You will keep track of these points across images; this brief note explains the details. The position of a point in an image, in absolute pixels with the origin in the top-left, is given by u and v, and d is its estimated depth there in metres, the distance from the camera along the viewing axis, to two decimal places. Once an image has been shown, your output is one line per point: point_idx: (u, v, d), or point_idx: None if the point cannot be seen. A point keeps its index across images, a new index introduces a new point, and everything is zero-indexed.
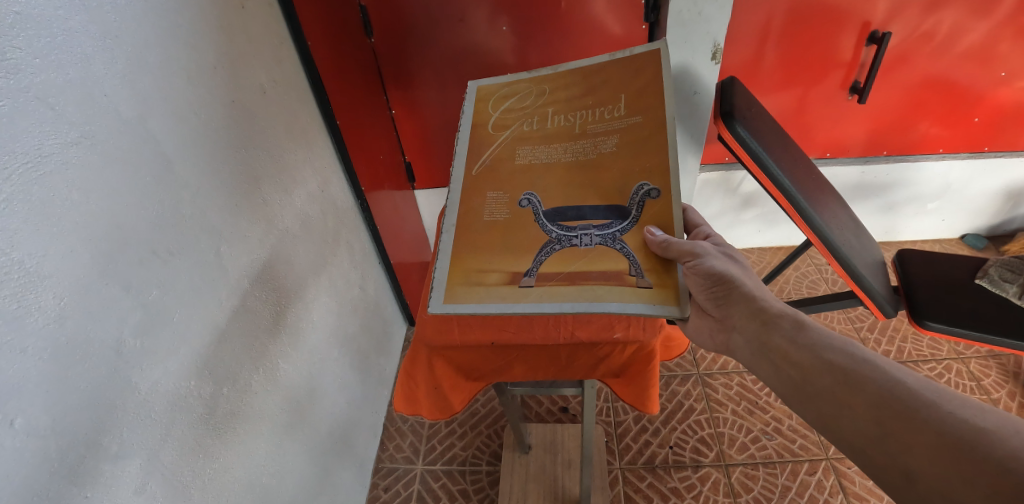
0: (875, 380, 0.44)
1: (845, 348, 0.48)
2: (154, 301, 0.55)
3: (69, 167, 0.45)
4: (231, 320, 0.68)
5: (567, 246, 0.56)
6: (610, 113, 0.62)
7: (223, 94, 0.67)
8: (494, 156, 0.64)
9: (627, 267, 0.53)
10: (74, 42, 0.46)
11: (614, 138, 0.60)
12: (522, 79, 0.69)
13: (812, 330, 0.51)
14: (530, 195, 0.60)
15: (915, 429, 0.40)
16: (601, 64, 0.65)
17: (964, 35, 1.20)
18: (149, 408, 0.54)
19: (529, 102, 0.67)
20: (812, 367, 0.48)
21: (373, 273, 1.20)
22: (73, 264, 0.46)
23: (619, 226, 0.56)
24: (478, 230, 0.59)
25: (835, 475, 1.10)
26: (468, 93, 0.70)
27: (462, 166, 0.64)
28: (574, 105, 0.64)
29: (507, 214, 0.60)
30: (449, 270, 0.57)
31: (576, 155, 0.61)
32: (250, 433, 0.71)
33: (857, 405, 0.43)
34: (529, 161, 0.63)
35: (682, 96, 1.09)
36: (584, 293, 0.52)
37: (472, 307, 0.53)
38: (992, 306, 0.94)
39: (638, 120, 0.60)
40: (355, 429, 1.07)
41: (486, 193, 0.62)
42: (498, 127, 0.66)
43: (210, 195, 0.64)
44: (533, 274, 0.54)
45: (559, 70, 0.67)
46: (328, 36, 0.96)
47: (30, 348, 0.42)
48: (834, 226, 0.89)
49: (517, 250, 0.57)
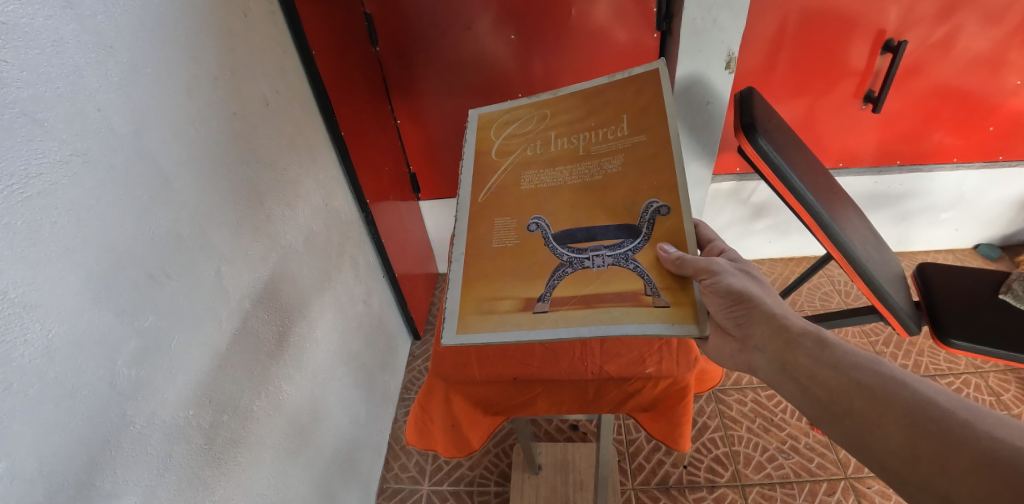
0: (906, 399, 0.41)
1: (872, 367, 0.44)
2: (151, 328, 0.52)
3: (58, 188, 0.42)
4: (232, 344, 0.64)
5: (579, 268, 0.53)
6: (613, 134, 0.59)
7: (223, 106, 0.64)
8: (500, 182, 0.61)
9: (643, 287, 0.50)
10: (64, 54, 0.43)
11: (620, 157, 0.57)
12: (523, 105, 0.67)
13: (836, 346, 0.47)
14: (538, 218, 0.57)
15: (952, 451, 0.37)
16: (601, 86, 0.62)
17: (979, 43, 1.18)
18: (145, 442, 0.51)
19: (530, 128, 0.64)
20: (840, 388, 0.44)
21: (377, 287, 1.16)
22: (63, 292, 0.43)
23: (630, 245, 0.53)
24: (488, 257, 0.57)
25: (854, 495, 1.06)
26: (469, 121, 0.68)
27: (469, 194, 0.61)
28: (578, 127, 0.61)
29: (516, 239, 0.57)
30: (461, 298, 0.54)
31: (582, 178, 0.58)
32: (251, 462, 0.68)
33: (888, 426, 0.41)
34: (535, 187, 0.60)
35: (694, 104, 1.07)
36: (599, 314, 0.49)
37: (487, 336, 0.50)
38: (1015, 322, 0.91)
39: (643, 138, 0.57)
40: (359, 450, 1.03)
41: (493, 221, 0.59)
42: (502, 153, 0.64)
43: (210, 214, 0.61)
44: (546, 299, 0.51)
45: (559, 94, 0.65)
46: (332, 44, 0.93)
47: (14, 385, 0.39)
48: (855, 239, 0.86)
49: (529, 275, 0.54)
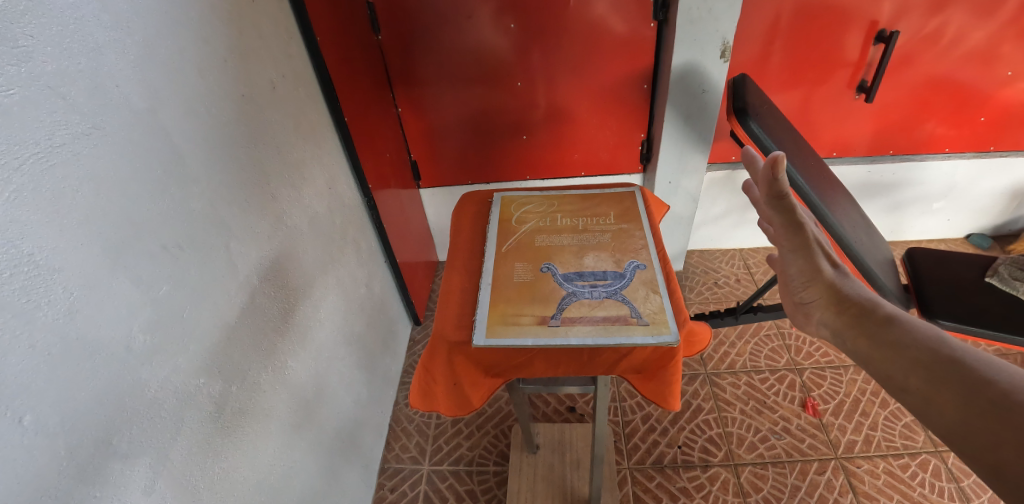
0: (963, 377, 0.36)
1: (931, 345, 0.39)
2: (165, 298, 0.54)
3: (79, 158, 0.44)
4: (240, 317, 0.67)
5: (583, 298, 0.57)
6: (605, 221, 0.69)
7: (233, 88, 0.66)
8: (516, 240, 0.66)
9: (629, 311, 0.54)
10: (85, 31, 0.45)
11: (610, 234, 0.66)
12: (536, 195, 0.76)
13: (897, 323, 0.42)
14: (550, 264, 0.62)
15: (1010, 429, 0.32)
16: (595, 194, 0.75)
17: (969, 36, 1.20)
18: (159, 406, 0.53)
19: (542, 210, 0.72)
20: (894, 368, 0.40)
21: (379, 271, 1.19)
22: (82, 257, 0.45)
23: (619, 283, 0.58)
24: (506, 287, 0.59)
25: (844, 475, 1.09)
26: (492, 202, 0.75)
27: (493, 243, 0.66)
28: (578, 213, 0.71)
29: (531, 276, 0.61)
30: (485, 313, 0.56)
31: (582, 243, 0.65)
32: (258, 431, 0.70)
33: (943, 402, 0.35)
34: (547, 244, 0.65)
35: (690, 93, 1.13)
36: (597, 327, 0.53)
37: (510, 342, 0.53)
38: (1000, 303, 0.94)
39: (628, 226, 0.67)
40: (361, 429, 1.05)
41: (514, 263, 0.63)
42: (518, 223, 0.70)
43: (220, 191, 0.63)
44: (558, 317, 0.55)
45: (565, 193, 0.76)
46: (336, 31, 0.95)
47: (38, 343, 0.41)
48: (847, 225, 0.88)
49: (543, 297, 0.58)
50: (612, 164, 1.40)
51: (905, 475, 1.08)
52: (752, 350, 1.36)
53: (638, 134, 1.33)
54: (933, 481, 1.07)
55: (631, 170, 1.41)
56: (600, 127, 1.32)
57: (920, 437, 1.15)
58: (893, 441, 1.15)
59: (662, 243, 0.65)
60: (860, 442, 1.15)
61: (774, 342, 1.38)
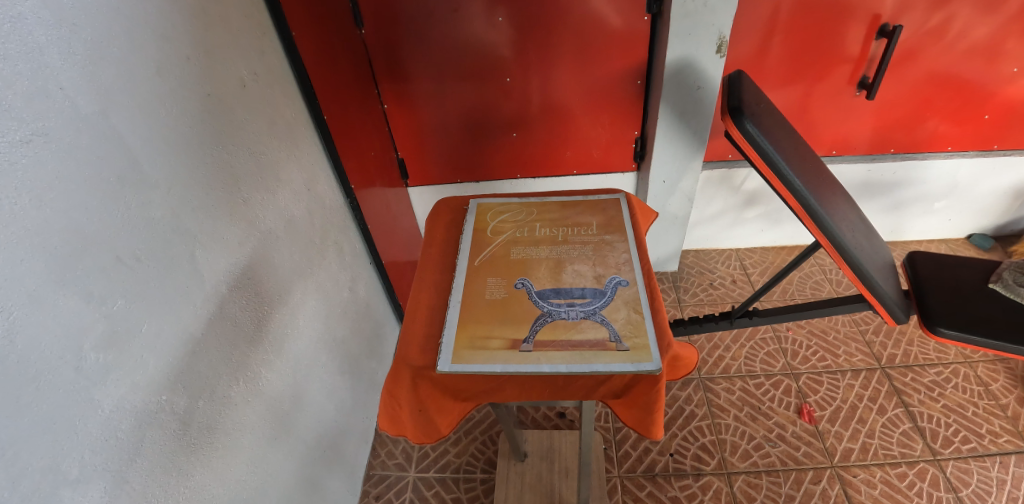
0: None
1: None
2: (120, 313, 0.51)
3: (17, 168, 0.40)
4: (207, 329, 0.64)
5: (558, 318, 0.54)
6: (586, 231, 0.65)
7: (198, 88, 0.62)
8: (491, 252, 0.63)
9: (607, 334, 0.51)
10: (24, 29, 0.41)
11: (590, 245, 0.63)
12: (515, 202, 0.73)
13: None
14: (524, 280, 0.59)
15: None
16: (576, 200, 0.72)
17: (975, 31, 1.16)
18: (115, 428, 0.50)
19: (520, 218, 0.69)
20: None
21: (364, 274, 1.16)
22: (23, 276, 0.41)
23: (597, 303, 0.55)
24: (478, 306, 0.56)
25: (840, 484, 1.07)
26: (468, 210, 0.72)
27: (466, 255, 0.63)
28: (558, 222, 0.67)
29: (505, 293, 0.58)
30: (453, 335, 0.53)
31: (561, 255, 0.62)
32: (229, 446, 0.67)
33: None
34: (523, 257, 0.62)
35: (684, 90, 1.10)
36: (573, 353, 0.50)
37: (478, 369, 0.50)
38: (1004, 311, 0.91)
39: (610, 236, 0.64)
40: (343, 437, 1.03)
41: (487, 278, 0.60)
42: (494, 233, 0.66)
43: (183, 197, 0.60)
44: (530, 340, 0.52)
45: (545, 199, 0.73)
46: (315, 26, 0.91)
47: None
48: (846, 230, 0.84)
49: (516, 317, 0.54)
50: (604, 163, 1.37)
51: (902, 485, 1.06)
52: (747, 354, 1.34)
53: (631, 132, 1.30)
54: (930, 490, 1.05)
55: (624, 169, 1.38)
56: (593, 125, 1.28)
57: (918, 445, 1.13)
58: (890, 449, 1.12)
59: (647, 256, 0.62)
60: (856, 450, 1.12)
61: (769, 346, 1.35)
